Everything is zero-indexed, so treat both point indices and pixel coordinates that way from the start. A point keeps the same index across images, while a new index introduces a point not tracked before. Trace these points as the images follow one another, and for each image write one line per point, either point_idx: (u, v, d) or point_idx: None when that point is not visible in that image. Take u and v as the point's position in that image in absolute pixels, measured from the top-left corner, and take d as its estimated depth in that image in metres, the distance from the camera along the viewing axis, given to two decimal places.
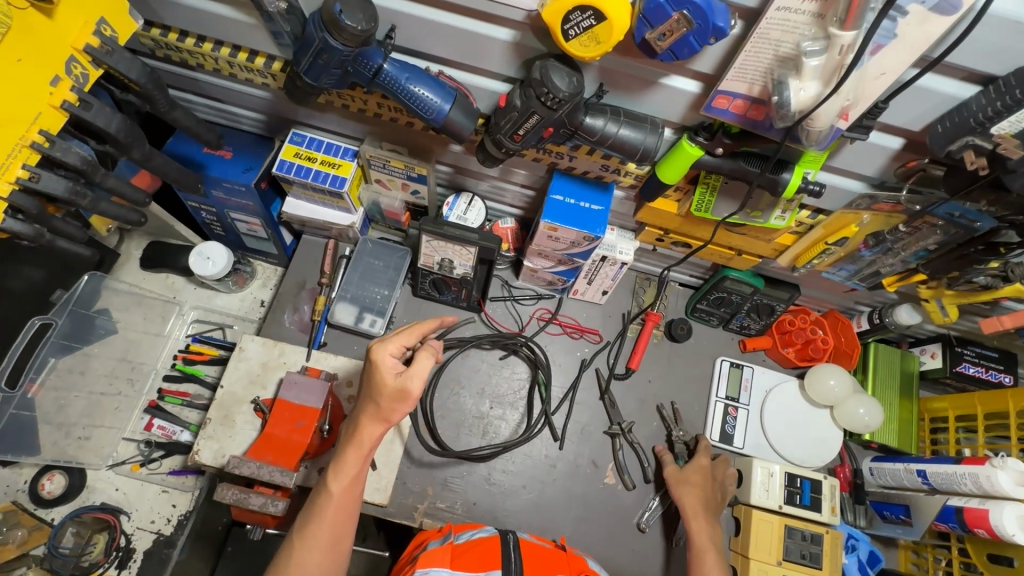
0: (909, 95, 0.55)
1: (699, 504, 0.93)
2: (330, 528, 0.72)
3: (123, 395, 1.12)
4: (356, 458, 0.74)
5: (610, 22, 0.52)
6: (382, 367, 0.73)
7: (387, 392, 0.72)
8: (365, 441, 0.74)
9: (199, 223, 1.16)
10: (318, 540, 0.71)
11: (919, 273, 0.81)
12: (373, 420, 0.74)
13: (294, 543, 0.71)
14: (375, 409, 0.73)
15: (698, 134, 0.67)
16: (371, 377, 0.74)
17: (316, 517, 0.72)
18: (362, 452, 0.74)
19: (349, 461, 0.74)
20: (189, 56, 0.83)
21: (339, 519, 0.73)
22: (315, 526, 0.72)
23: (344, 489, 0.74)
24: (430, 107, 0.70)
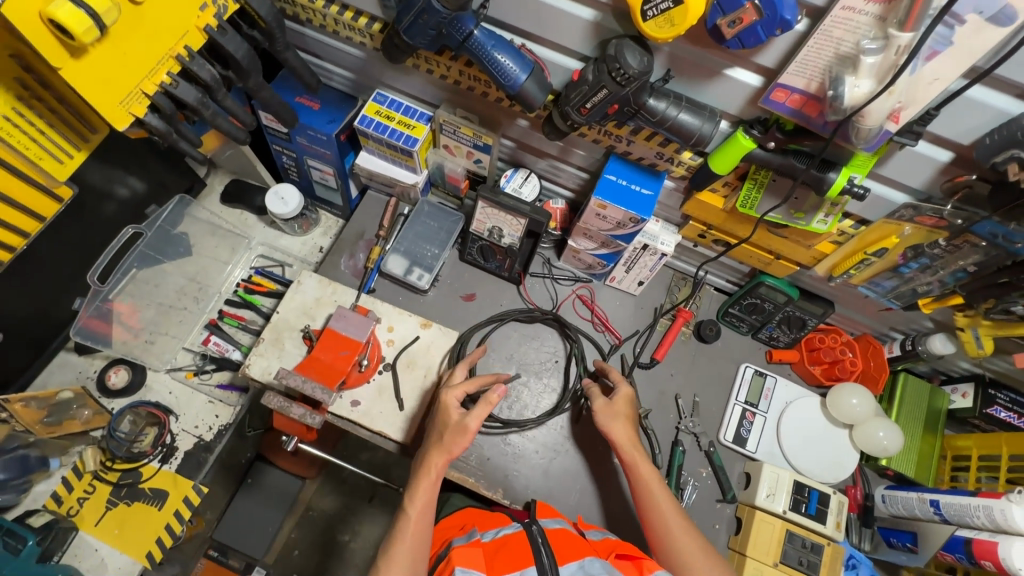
0: (959, 106, 0.58)
1: (629, 434, 0.94)
2: (410, 548, 0.81)
3: (188, 310, 1.23)
4: (428, 486, 0.86)
5: (685, 6, 0.58)
6: (452, 409, 0.90)
7: (454, 426, 0.88)
8: (433, 473, 0.86)
9: (279, 168, 1.28)
10: (399, 561, 0.80)
11: (957, 296, 0.83)
12: (438, 454, 0.87)
13: (380, 568, 0.79)
14: (440, 445, 0.87)
15: (754, 127, 0.72)
16: (442, 414, 0.90)
17: (398, 542, 0.81)
18: (433, 480, 0.86)
19: (423, 487, 0.85)
20: (303, 10, 0.93)
21: (416, 541, 0.82)
22: (399, 551, 0.81)
23: (419, 520, 0.83)
24: (509, 74, 0.78)
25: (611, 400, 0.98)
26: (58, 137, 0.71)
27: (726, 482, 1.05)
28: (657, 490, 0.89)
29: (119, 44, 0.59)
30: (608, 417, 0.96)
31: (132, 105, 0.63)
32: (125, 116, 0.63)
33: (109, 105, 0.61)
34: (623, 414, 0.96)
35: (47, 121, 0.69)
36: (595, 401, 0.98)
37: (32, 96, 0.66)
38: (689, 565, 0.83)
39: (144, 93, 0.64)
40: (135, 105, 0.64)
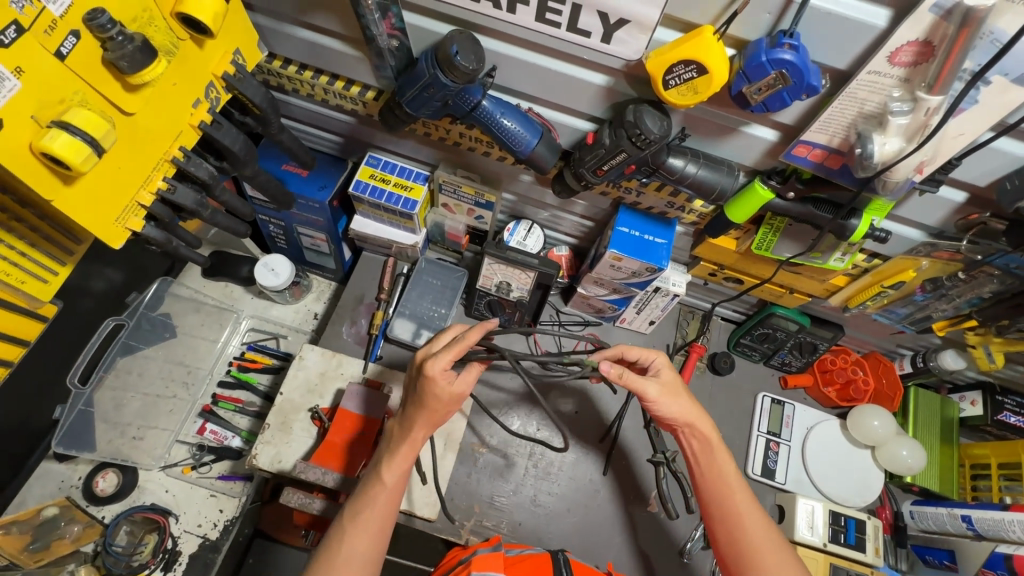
0: (981, 155, 0.60)
1: (695, 410, 0.81)
2: (380, 515, 0.72)
3: (178, 398, 1.15)
4: (406, 453, 0.75)
5: (710, 75, 0.57)
6: (444, 383, 0.73)
7: (444, 397, 0.74)
8: (416, 437, 0.76)
9: (265, 236, 1.22)
10: (369, 530, 0.72)
11: (971, 320, 0.85)
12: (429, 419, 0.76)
13: (345, 532, 0.71)
14: (431, 411, 0.75)
15: (771, 178, 0.72)
16: (428, 383, 0.74)
17: (368, 506, 0.73)
18: (416, 445, 0.76)
19: (401, 455, 0.75)
20: (289, 81, 0.89)
21: (389, 508, 0.74)
22: (367, 516, 0.72)
23: (391, 487, 0.74)
24: (519, 140, 0.76)
25: (664, 383, 0.80)
26: (42, 255, 0.70)
27: None
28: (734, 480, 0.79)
29: (115, 160, 0.54)
30: (665, 399, 0.80)
31: (129, 220, 0.58)
32: (121, 232, 0.58)
33: (104, 224, 0.55)
34: (683, 393, 0.81)
35: (29, 240, 0.68)
36: (647, 391, 0.79)
37: (10, 218, 0.66)
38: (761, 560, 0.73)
39: (140, 205, 0.59)
40: (132, 219, 0.58)
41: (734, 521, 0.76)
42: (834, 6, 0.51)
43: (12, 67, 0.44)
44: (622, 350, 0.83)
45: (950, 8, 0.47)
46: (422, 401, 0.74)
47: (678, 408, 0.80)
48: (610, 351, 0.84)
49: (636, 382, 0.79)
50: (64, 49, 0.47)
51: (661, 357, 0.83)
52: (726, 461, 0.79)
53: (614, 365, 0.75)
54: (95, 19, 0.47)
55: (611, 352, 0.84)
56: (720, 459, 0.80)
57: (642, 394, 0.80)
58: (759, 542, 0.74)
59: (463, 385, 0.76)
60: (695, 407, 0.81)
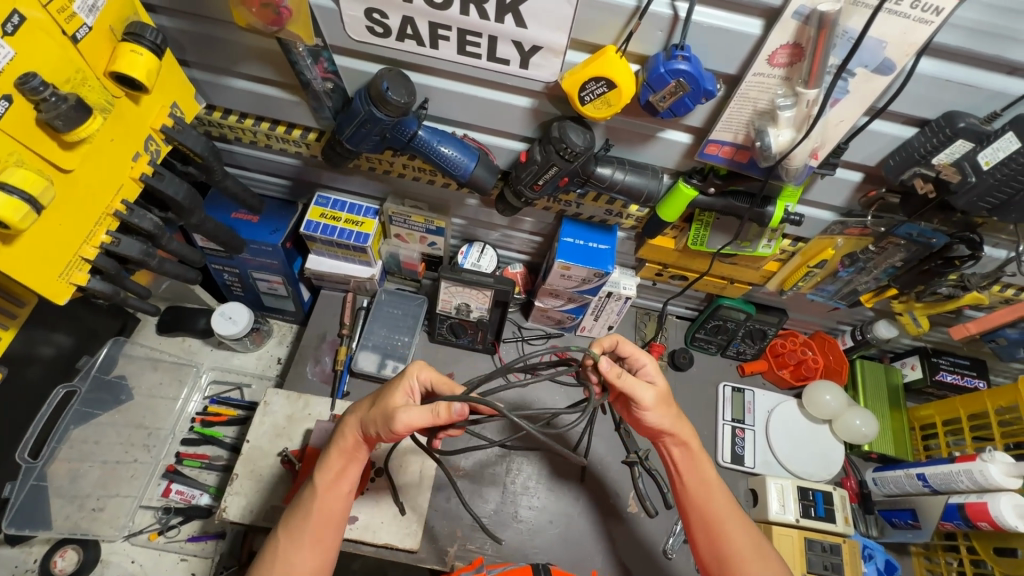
0: (864, 137, 0.67)
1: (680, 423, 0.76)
2: (313, 526, 0.70)
3: (139, 461, 1.11)
4: (340, 455, 0.74)
5: (619, 89, 0.64)
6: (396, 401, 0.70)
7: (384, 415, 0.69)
8: (348, 441, 0.74)
9: (219, 286, 1.21)
10: (304, 540, 0.69)
11: (891, 289, 0.92)
12: (356, 421, 0.74)
13: (280, 543, 0.70)
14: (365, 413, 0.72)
15: (692, 177, 0.78)
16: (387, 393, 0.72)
17: (302, 515, 0.71)
18: (345, 450, 0.74)
19: (333, 461, 0.73)
20: (230, 130, 0.92)
21: (323, 517, 0.71)
22: (299, 525, 0.70)
23: (329, 500, 0.72)
24: (458, 164, 0.80)
25: (657, 388, 0.74)
26: None
27: None
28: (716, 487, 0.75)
29: (56, 217, 0.56)
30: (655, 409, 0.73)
31: (73, 276, 0.59)
32: (66, 288, 0.59)
33: (47, 281, 0.56)
34: (673, 397, 0.76)
35: None
36: (644, 397, 0.72)
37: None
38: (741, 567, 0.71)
39: (84, 259, 0.60)
40: (76, 274, 0.60)
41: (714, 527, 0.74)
42: (713, 20, 0.58)
43: None
44: (617, 341, 0.74)
45: (808, 14, 0.54)
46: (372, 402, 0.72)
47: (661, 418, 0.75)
48: (607, 342, 0.74)
49: (631, 385, 0.71)
50: None
51: (650, 356, 0.76)
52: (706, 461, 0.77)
53: (612, 362, 0.67)
54: (27, 82, 0.48)
55: (606, 342, 0.74)
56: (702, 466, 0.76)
57: (638, 400, 0.72)
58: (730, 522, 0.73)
59: (406, 415, 0.67)
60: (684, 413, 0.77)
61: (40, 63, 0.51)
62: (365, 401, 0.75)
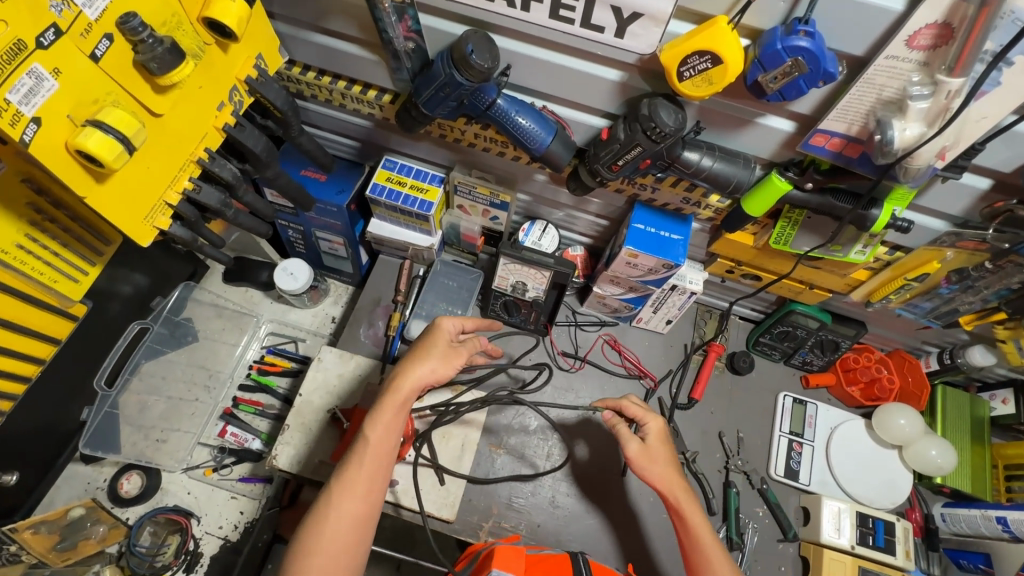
0: (1006, 139, 0.59)
1: (677, 481, 0.81)
2: (365, 475, 0.71)
3: (200, 401, 1.18)
4: (392, 409, 0.74)
5: (724, 65, 0.58)
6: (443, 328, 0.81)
7: (439, 347, 0.79)
8: (402, 395, 0.74)
9: (283, 241, 1.24)
10: (356, 490, 0.71)
11: (999, 312, 0.83)
12: (415, 375, 0.75)
13: (332, 492, 0.71)
14: (422, 364, 0.76)
15: (788, 170, 0.72)
16: (434, 332, 0.81)
17: (354, 464, 0.72)
18: (400, 403, 0.74)
19: (388, 414, 0.74)
20: (307, 87, 0.92)
21: (374, 467, 0.72)
22: (353, 474, 0.71)
23: (382, 446, 0.73)
24: (534, 138, 0.77)
25: (646, 443, 0.83)
26: (72, 256, 0.82)
27: (785, 520, 1.01)
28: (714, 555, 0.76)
29: (144, 161, 0.56)
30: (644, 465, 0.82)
31: (156, 220, 0.60)
32: (149, 230, 0.60)
33: (134, 222, 0.58)
34: (662, 456, 0.82)
35: (62, 241, 0.80)
36: (627, 446, 0.83)
37: (45, 219, 0.76)
38: None
39: (167, 205, 0.61)
40: (159, 219, 0.61)
41: None
42: None
43: (51, 67, 0.45)
44: (621, 403, 0.88)
45: None
46: (423, 343, 0.79)
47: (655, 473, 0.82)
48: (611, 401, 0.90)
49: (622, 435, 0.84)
50: (98, 52, 0.49)
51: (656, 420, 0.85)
52: (701, 523, 0.79)
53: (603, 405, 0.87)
54: (127, 22, 0.49)
55: (610, 402, 0.89)
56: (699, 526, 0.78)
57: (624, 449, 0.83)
58: None
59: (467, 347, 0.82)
60: (675, 476, 0.81)
61: (139, 3, 0.51)
62: (414, 356, 0.78)
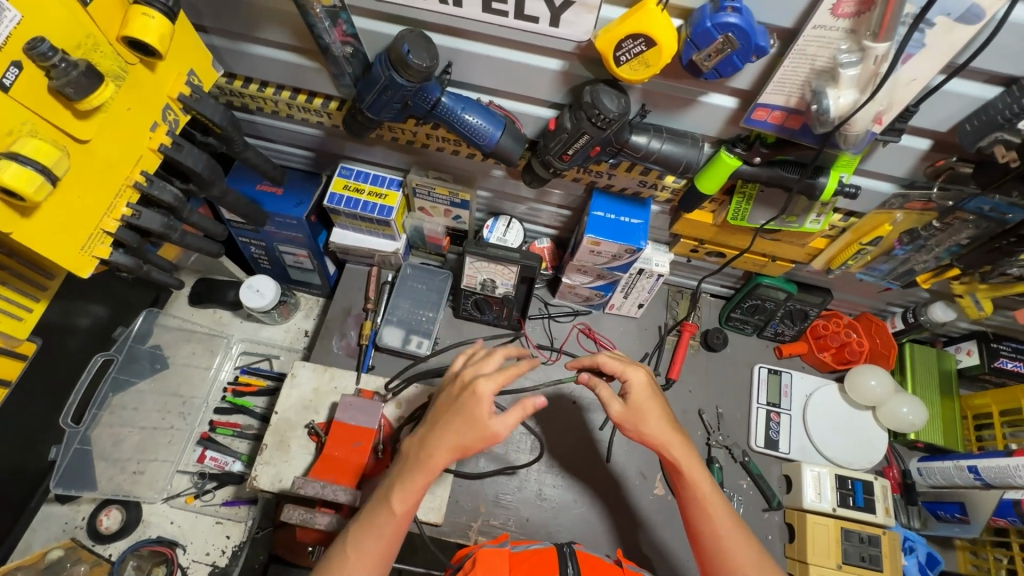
0: (939, 99, 0.60)
1: (671, 432, 0.77)
2: (382, 545, 0.71)
3: (175, 428, 1.15)
4: (420, 480, 0.73)
5: (658, 47, 0.58)
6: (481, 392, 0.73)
7: (479, 425, 0.72)
8: (434, 469, 0.73)
9: (247, 258, 1.22)
10: (369, 557, 0.70)
11: (953, 269, 0.85)
12: (450, 449, 0.73)
13: (347, 557, 0.70)
14: (457, 439, 0.72)
15: (736, 146, 0.72)
16: (471, 401, 0.73)
17: (372, 533, 0.71)
18: (429, 477, 0.73)
19: (415, 487, 0.73)
20: (252, 100, 0.90)
21: (392, 539, 0.72)
22: (370, 543, 0.71)
23: (402, 517, 0.72)
24: (483, 134, 0.76)
25: (629, 401, 0.78)
26: (12, 292, 0.77)
27: (768, 490, 1.03)
28: (715, 511, 0.74)
29: (73, 190, 0.55)
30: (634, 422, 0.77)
31: (95, 248, 0.59)
32: (89, 260, 0.59)
33: (70, 254, 0.56)
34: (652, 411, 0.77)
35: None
36: (609, 408, 0.78)
37: None
38: None
39: (106, 232, 0.60)
40: (99, 247, 0.59)
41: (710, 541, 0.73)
42: None
43: None
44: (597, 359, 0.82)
45: None
46: (458, 414, 0.73)
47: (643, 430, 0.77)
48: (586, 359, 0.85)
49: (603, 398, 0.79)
50: (7, 80, 0.47)
51: (638, 371, 0.79)
52: (699, 476, 0.75)
53: (579, 361, 0.85)
54: (35, 48, 0.47)
55: (586, 360, 0.85)
56: (697, 481, 0.75)
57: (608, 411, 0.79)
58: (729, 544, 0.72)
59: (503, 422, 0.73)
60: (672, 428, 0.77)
61: (48, 27, 0.49)
62: (448, 425, 0.74)
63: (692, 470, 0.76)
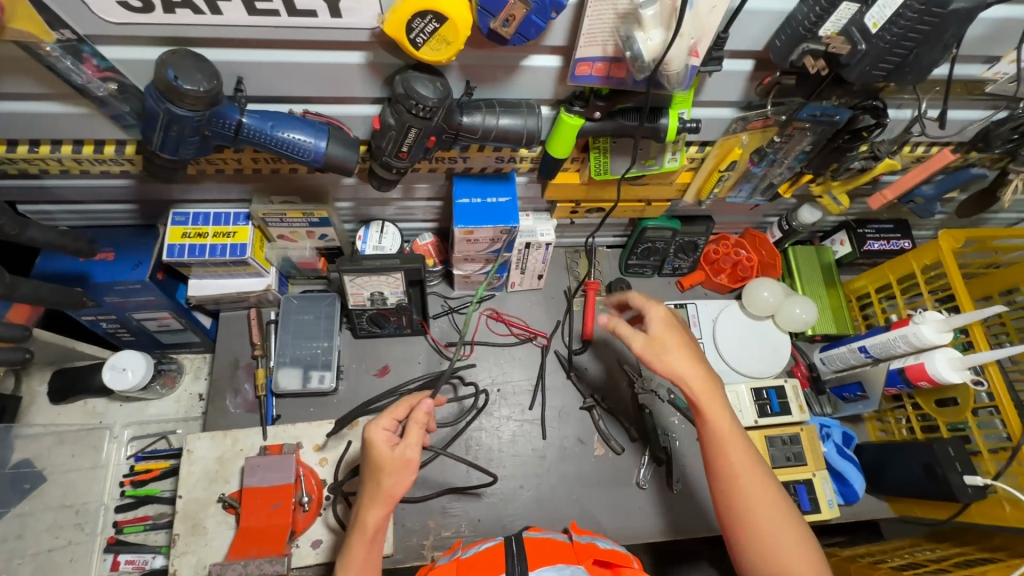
0: (744, 20, 0.59)
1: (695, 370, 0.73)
2: None
3: (76, 543, 1.01)
4: (365, 544, 0.67)
5: (451, 21, 0.53)
6: (376, 438, 0.68)
7: (387, 467, 0.66)
8: (368, 530, 0.66)
9: (104, 336, 1.08)
10: None
11: (805, 175, 0.88)
12: (375, 501, 0.67)
13: None
14: (376, 488, 0.67)
15: (574, 104, 0.69)
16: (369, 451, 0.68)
17: None
18: (370, 536, 0.67)
19: (359, 551, 0.66)
20: (28, 164, 0.75)
21: None
22: None
23: None
24: (305, 149, 0.67)
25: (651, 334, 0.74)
26: None
27: None
28: (732, 450, 0.70)
29: None
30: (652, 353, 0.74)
31: None
32: None
33: None
34: (673, 343, 0.74)
35: None
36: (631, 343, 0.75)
37: None
38: (756, 527, 0.68)
39: None
40: None
41: (726, 476, 0.70)
42: None
43: None
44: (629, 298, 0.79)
45: None
46: (366, 464, 0.68)
47: (666, 362, 0.73)
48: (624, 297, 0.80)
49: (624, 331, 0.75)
50: None
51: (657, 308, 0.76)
52: (720, 418, 0.71)
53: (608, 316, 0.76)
54: None
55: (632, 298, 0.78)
56: (717, 421, 0.71)
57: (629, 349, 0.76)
58: (746, 481, 0.69)
59: (409, 448, 0.67)
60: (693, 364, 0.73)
61: None
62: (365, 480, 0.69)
63: (716, 411, 0.71)
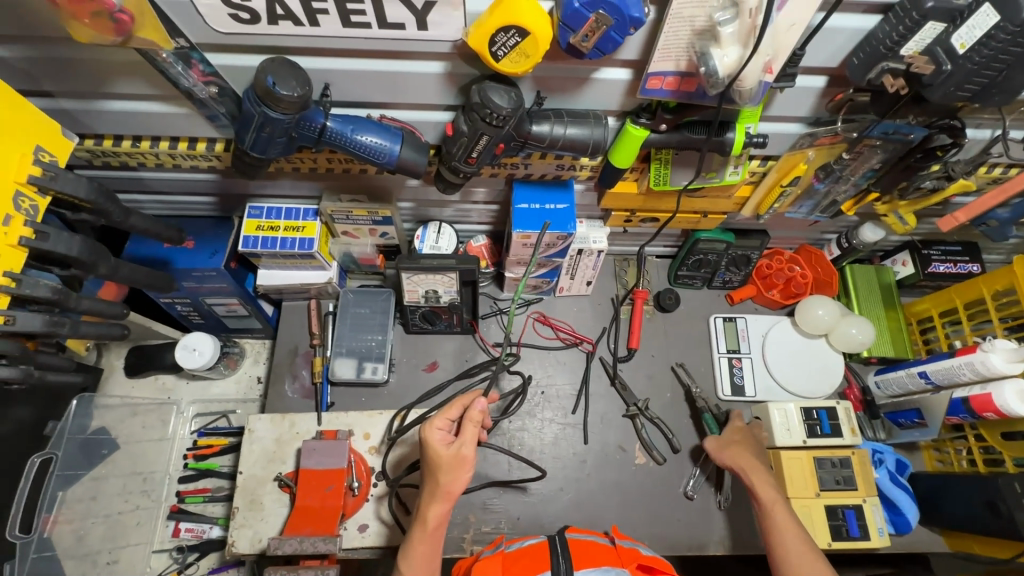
0: (821, 38, 0.59)
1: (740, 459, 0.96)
2: None
3: (143, 507, 1.10)
4: (425, 540, 0.71)
5: (533, 35, 0.55)
6: (433, 437, 0.73)
7: (446, 464, 0.71)
8: (429, 525, 0.71)
9: (177, 317, 1.16)
10: None
11: (872, 193, 0.86)
12: (436, 498, 0.71)
13: None
14: (436, 485, 0.71)
15: (641, 116, 0.70)
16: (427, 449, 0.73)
17: None
18: (432, 531, 0.71)
19: (420, 547, 0.70)
20: (129, 157, 0.83)
21: None
22: None
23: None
24: (380, 152, 0.71)
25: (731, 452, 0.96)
26: None
27: None
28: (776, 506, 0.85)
29: None
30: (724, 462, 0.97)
31: None
32: None
33: None
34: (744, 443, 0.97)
35: None
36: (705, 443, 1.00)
37: None
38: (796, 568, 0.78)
39: None
40: None
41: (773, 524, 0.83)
42: None
43: None
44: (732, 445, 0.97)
45: None
46: (426, 461, 0.73)
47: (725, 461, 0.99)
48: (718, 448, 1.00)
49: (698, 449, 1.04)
50: None
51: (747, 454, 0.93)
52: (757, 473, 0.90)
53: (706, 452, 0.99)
54: None
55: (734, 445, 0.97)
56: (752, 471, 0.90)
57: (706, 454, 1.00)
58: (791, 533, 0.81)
59: (467, 447, 0.72)
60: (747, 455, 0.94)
61: None
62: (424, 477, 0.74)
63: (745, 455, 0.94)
